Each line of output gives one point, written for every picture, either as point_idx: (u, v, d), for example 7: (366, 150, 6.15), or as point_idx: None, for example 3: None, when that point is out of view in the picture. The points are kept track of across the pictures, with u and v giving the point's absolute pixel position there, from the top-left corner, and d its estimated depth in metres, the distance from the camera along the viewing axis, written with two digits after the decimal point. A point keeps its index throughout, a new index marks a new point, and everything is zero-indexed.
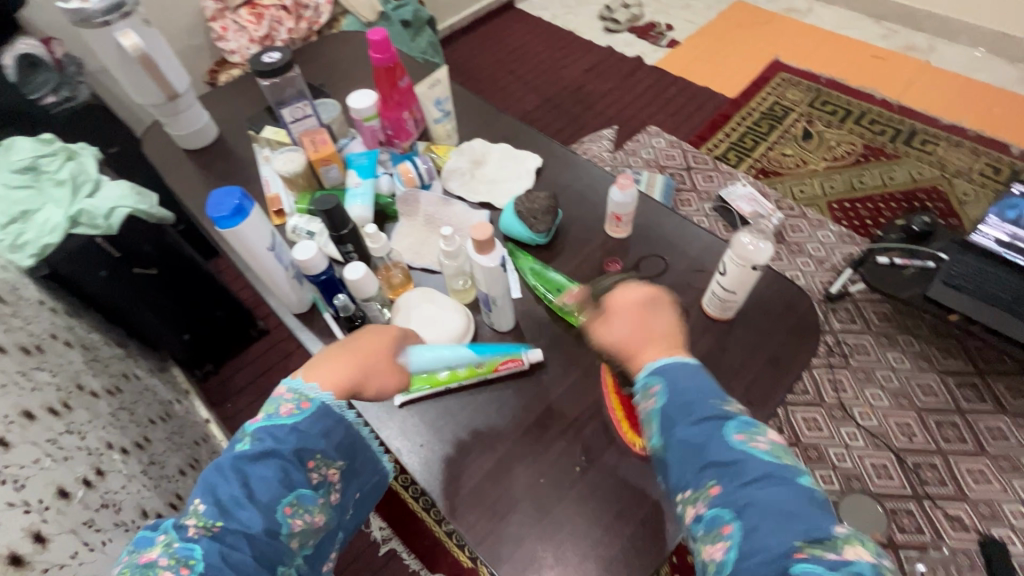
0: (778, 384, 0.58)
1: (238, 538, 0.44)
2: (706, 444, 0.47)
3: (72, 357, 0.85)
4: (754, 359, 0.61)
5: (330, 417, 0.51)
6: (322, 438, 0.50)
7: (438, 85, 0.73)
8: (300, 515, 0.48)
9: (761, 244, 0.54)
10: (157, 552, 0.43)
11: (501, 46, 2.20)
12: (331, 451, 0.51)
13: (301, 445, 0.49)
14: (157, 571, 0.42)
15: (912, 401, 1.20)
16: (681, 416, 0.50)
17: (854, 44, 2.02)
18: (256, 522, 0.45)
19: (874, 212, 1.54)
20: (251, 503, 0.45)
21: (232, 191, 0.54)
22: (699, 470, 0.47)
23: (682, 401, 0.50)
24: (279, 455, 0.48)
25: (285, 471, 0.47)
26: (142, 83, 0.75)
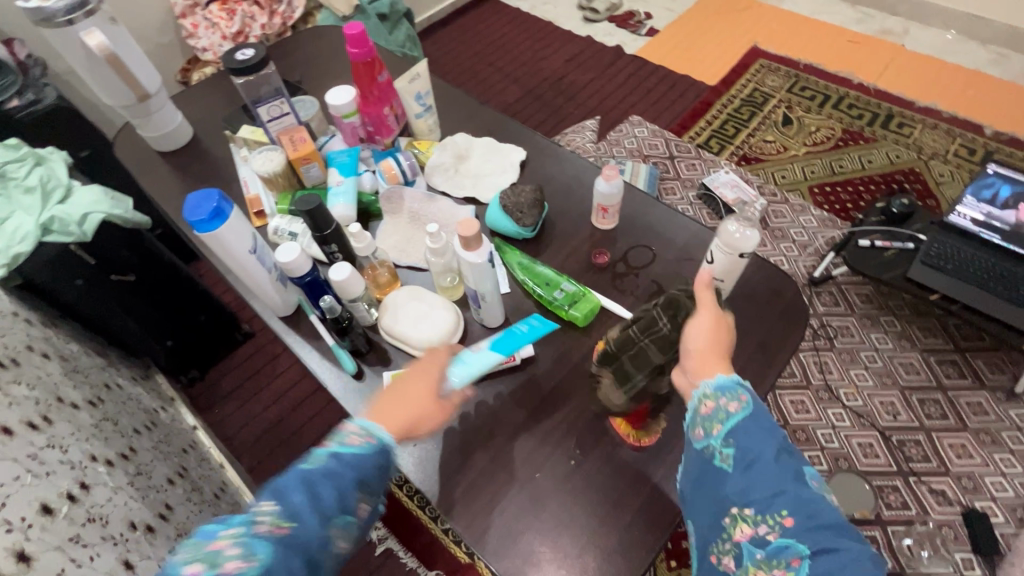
0: (767, 369, 0.59)
1: (295, 549, 0.44)
2: (785, 471, 0.47)
3: (51, 368, 0.83)
4: (744, 346, 0.61)
5: (389, 457, 0.52)
6: (375, 472, 0.51)
7: (418, 79, 0.72)
8: (342, 538, 0.48)
9: (748, 231, 0.53)
10: (223, 541, 0.42)
11: (481, 38, 2.18)
12: (379, 486, 0.52)
13: (363, 477, 0.49)
14: (222, 560, 0.41)
15: (896, 380, 1.22)
16: (763, 435, 0.49)
17: (830, 29, 2.04)
18: (313, 535, 0.45)
19: (855, 196, 1.56)
20: (315, 515, 0.46)
21: (210, 192, 0.52)
22: (773, 494, 0.46)
23: (762, 423, 0.49)
24: (343, 479, 0.48)
25: (344, 494, 0.48)
26: (111, 84, 0.73)
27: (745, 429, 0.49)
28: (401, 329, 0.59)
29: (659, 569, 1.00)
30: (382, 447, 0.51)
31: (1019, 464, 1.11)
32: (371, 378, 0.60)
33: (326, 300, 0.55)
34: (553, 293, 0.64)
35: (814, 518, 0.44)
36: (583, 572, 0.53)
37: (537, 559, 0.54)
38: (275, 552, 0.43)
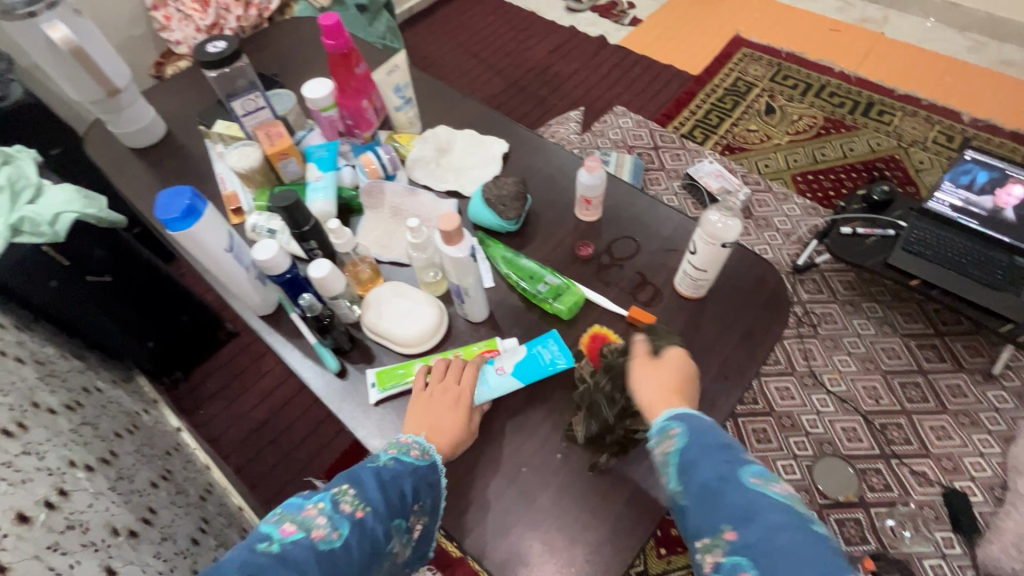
0: (751, 359, 0.59)
1: (365, 538, 0.46)
2: (723, 486, 0.46)
3: (26, 373, 0.81)
4: (728, 336, 0.61)
5: (435, 477, 0.52)
6: (435, 487, 0.52)
7: (396, 71, 0.70)
8: (399, 542, 0.49)
9: (730, 221, 0.53)
10: (311, 513, 0.46)
11: (463, 29, 2.15)
12: (430, 504, 0.52)
13: (420, 486, 0.50)
14: (313, 526, 0.45)
15: (878, 365, 1.24)
16: (700, 456, 0.48)
17: (811, 18, 2.05)
18: (379, 529, 0.47)
19: (837, 183, 1.58)
20: (385, 508, 0.48)
21: (182, 190, 0.51)
22: (716, 516, 0.45)
23: (699, 445, 0.49)
24: (410, 484, 0.50)
25: (407, 499, 0.49)
26: (79, 78, 0.70)
27: (683, 457, 0.49)
28: (384, 325, 0.59)
29: (649, 557, 1.01)
30: (433, 464, 0.52)
31: (997, 444, 1.13)
32: (355, 375, 0.59)
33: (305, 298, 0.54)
34: (537, 286, 0.63)
35: (755, 528, 0.43)
36: (572, 565, 0.53)
37: (525, 553, 0.54)
38: (352, 532, 0.45)
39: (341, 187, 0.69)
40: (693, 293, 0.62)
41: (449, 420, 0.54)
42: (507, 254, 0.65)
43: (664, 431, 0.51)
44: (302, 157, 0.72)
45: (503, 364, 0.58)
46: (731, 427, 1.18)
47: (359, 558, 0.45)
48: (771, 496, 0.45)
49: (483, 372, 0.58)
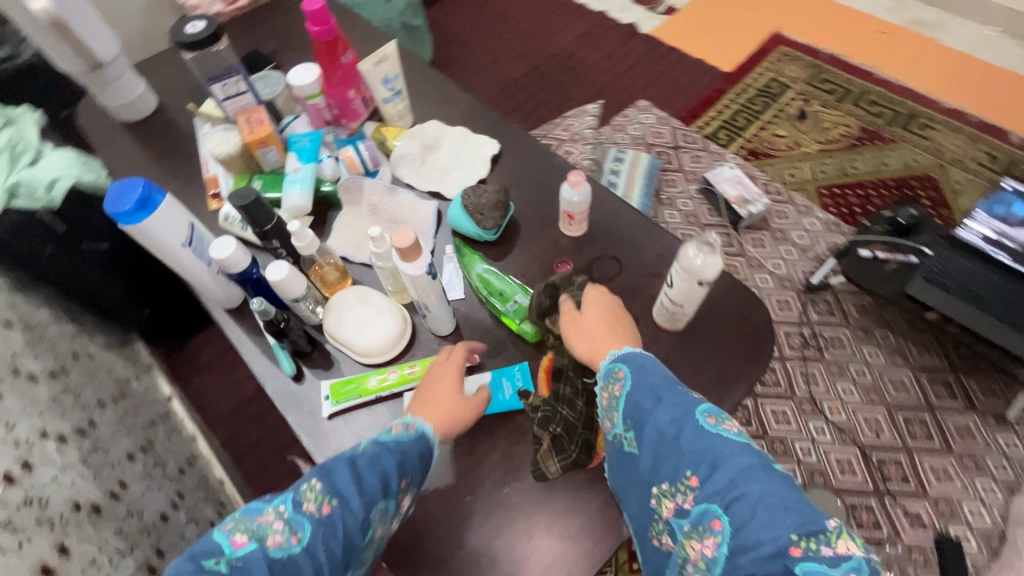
0: (722, 401, 0.56)
1: (333, 531, 0.45)
2: (681, 437, 0.48)
3: (12, 338, 0.82)
4: (702, 373, 0.58)
5: (424, 449, 0.51)
6: (419, 461, 0.51)
7: (386, 61, 0.67)
8: (381, 524, 0.49)
9: (713, 258, 0.49)
10: (271, 516, 0.45)
11: (491, 7, 2.08)
12: (417, 478, 0.51)
13: (401, 463, 0.49)
14: (270, 532, 0.44)
15: (883, 397, 1.19)
16: (649, 405, 0.51)
17: (860, 17, 1.92)
18: (353, 516, 0.46)
19: (864, 200, 1.49)
20: (358, 495, 0.47)
21: (134, 182, 0.49)
22: (676, 465, 0.48)
23: (652, 392, 0.51)
24: (385, 464, 0.49)
25: (384, 481, 0.48)
26: (63, 51, 0.69)
27: (632, 407, 0.51)
28: (345, 333, 0.56)
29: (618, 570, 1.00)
30: (426, 442, 0.52)
31: (1000, 492, 1.08)
32: (311, 380, 0.57)
33: (258, 301, 0.52)
34: (508, 304, 0.61)
35: (719, 475, 0.45)
36: None
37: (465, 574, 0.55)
38: (314, 532, 0.44)
39: (320, 180, 0.67)
40: (671, 324, 0.58)
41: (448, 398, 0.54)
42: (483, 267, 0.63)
43: (612, 377, 0.53)
44: (285, 145, 0.70)
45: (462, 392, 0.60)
46: None
47: (330, 551, 0.44)
48: (725, 436, 0.48)
49: None
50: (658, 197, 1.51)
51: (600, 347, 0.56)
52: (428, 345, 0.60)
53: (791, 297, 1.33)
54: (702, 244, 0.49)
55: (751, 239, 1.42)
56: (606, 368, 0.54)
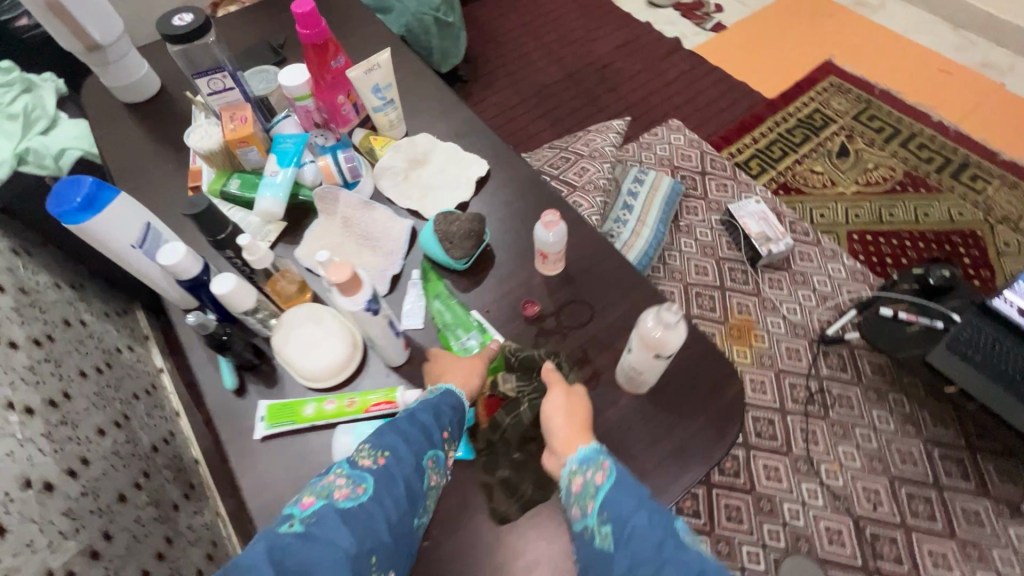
0: (673, 480, 0.52)
1: (393, 481, 0.44)
2: (667, 539, 0.42)
3: (1, 302, 0.84)
4: (657, 446, 0.53)
5: (458, 400, 0.53)
6: (455, 414, 0.52)
7: (377, 70, 0.65)
8: (434, 473, 0.49)
9: (671, 330, 0.46)
10: (329, 479, 0.44)
11: (534, 8, 2.04)
12: (458, 429, 0.52)
13: (440, 411, 0.50)
14: (334, 491, 0.42)
15: (887, 467, 1.11)
16: (633, 501, 0.45)
17: (922, 53, 1.80)
18: (407, 464, 0.46)
19: (897, 251, 1.40)
20: (405, 447, 0.47)
21: (82, 178, 0.49)
22: (659, 565, 0.41)
23: (629, 488, 0.46)
24: (425, 418, 0.49)
25: (428, 429, 0.49)
26: (62, 29, 0.68)
27: (615, 498, 0.45)
28: (291, 353, 0.54)
29: None
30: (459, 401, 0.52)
31: None
32: (253, 396, 0.55)
33: (198, 313, 0.50)
34: (457, 342, 0.58)
35: None
36: None
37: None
38: (377, 481, 0.44)
39: (298, 185, 0.65)
40: (633, 387, 0.55)
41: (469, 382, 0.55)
42: (442, 299, 0.60)
43: (592, 463, 0.48)
44: (269, 145, 0.68)
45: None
46: (702, 497, 1.09)
47: (396, 500, 0.43)
48: (700, 553, 0.42)
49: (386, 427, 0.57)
50: (676, 224, 1.44)
51: (578, 430, 0.51)
52: (377, 375, 0.57)
53: (802, 346, 1.25)
54: (660, 314, 0.46)
55: (769, 279, 1.35)
56: (588, 453, 0.49)
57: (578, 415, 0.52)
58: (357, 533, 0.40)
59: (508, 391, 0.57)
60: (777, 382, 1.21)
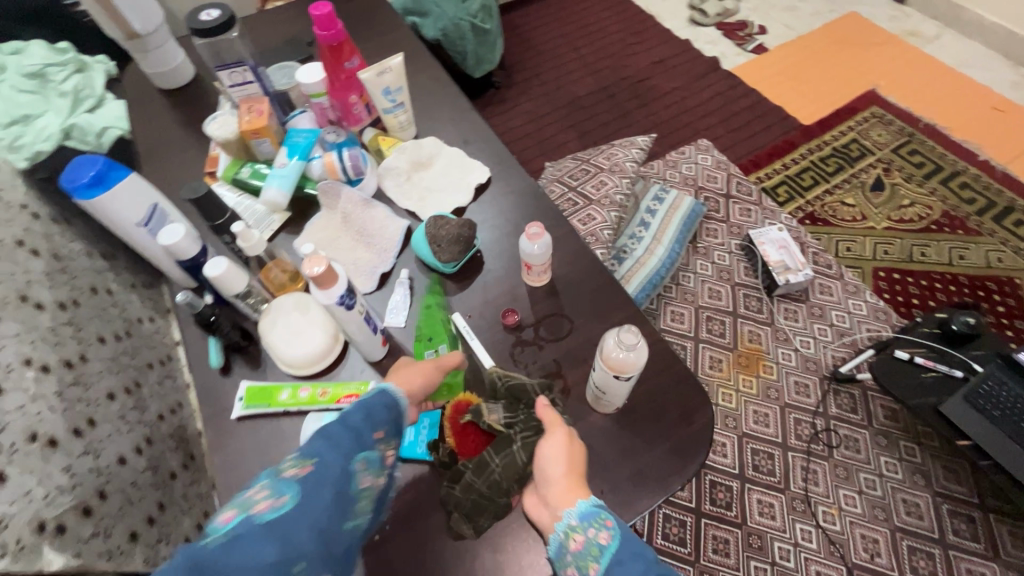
0: (629, 504, 0.52)
1: (322, 485, 0.43)
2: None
3: (34, 265, 0.90)
4: (617, 467, 0.53)
5: (391, 399, 0.53)
6: (388, 414, 0.52)
7: (387, 73, 0.66)
8: (367, 476, 0.48)
9: (633, 351, 0.48)
10: (252, 492, 0.42)
11: (574, 19, 2.04)
12: (391, 429, 0.52)
13: (369, 412, 0.50)
14: (254, 503, 0.41)
15: (889, 516, 1.06)
16: (639, 564, 0.46)
17: (975, 88, 1.72)
18: (335, 466, 0.45)
19: (926, 292, 1.34)
20: (335, 450, 0.46)
21: (96, 158, 0.53)
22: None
23: (633, 550, 0.46)
24: (355, 420, 0.49)
25: (358, 430, 0.49)
26: (106, 16, 0.73)
27: (621, 562, 0.46)
28: (274, 339, 0.56)
29: None
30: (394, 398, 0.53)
31: None
32: (236, 377, 0.58)
33: (187, 292, 0.55)
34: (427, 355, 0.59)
35: None
36: None
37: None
38: (303, 486, 0.43)
39: (305, 178, 0.68)
40: (599, 406, 0.55)
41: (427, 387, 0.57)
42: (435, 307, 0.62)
43: (594, 520, 0.48)
44: (282, 137, 0.71)
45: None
46: (690, 525, 1.07)
47: (325, 502, 0.42)
48: None
49: None
50: (693, 245, 1.42)
51: (575, 482, 0.50)
52: (354, 368, 0.59)
53: (812, 382, 1.21)
54: (622, 334, 0.48)
55: (784, 310, 1.31)
56: (589, 508, 0.48)
57: (576, 464, 0.50)
58: (281, 539, 0.39)
59: (495, 424, 0.55)
60: (782, 417, 1.17)
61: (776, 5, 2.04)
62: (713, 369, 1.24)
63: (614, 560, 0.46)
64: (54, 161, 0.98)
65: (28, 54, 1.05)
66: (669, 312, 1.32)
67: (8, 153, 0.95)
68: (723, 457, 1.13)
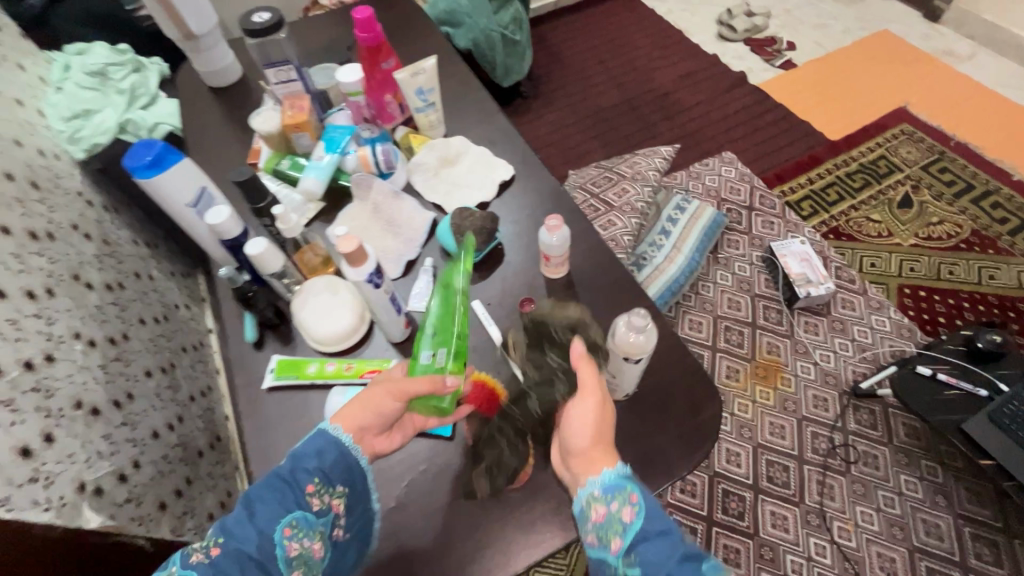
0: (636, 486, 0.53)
1: (230, 562, 0.45)
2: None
3: (86, 249, 0.96)
4: (624, 451, 0.55)
5: (329, 440, 0.52)
6: (321, 460, 0.52)
7: (421, 74, 0.71)
8: (298, 538, 0.48)
9: (641, 334, 0.51)
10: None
11: (602, 33, 2.09)
12: (329, 476, 0.52)
13: (297, 466, 0.51)
14: None
15: (908, 536, 1.04)
16: (664, 545, 0.44)
17: (1010, 108, 1.69)
18: (249, 539, 0.46)
19: (953, 311, 1.31)
20: (248, 521, 0.47)
21: (155, 142, 0.58)
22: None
23: (658, 525, 0.45)
24: (280, 479, 0.50)
25: (283, 490, 0.49)
26: (166, 19, 0.80)
27: (645, 539, 0.44)
28: (305, 317, 0.60)
29: None
30: (333, 438, 0.53)
31: None
32: (268, 352, 0.62)
33: (229, 269, 0.58)
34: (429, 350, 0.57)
35: None
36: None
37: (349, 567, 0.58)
38: (207, 569, 0.43)
39: (340, 171, 0.72)
40: (608, 392, 0.58)
41: (390, 414, 0.54)
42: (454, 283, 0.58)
43: (616, 493, 0.47)
44: (320, 132, 0.75)
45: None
46: (700, 532, 1.06)
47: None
48: None
49: None
50: (714, 255, 1.42)
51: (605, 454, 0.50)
52: (378, 348, 0.62)
53: (831, 397, 1.20)
54: (631, 318, 0.51)
55: (804, 323, 1.30)
56: (614, 481, 0.48)
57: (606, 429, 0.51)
58: None
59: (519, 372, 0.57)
60: (799, 430, 1.16)
61: (806, 22, 2.05)
62: (730, 378, 1.24)
63: (636, 533, 0.45)
64: (109, 152, 1.05)
65: (92, 55, 1.14)
66: (688, 320, 1.32)
67: (69, 144, 1.02)
68: (737, 467, 1.13)
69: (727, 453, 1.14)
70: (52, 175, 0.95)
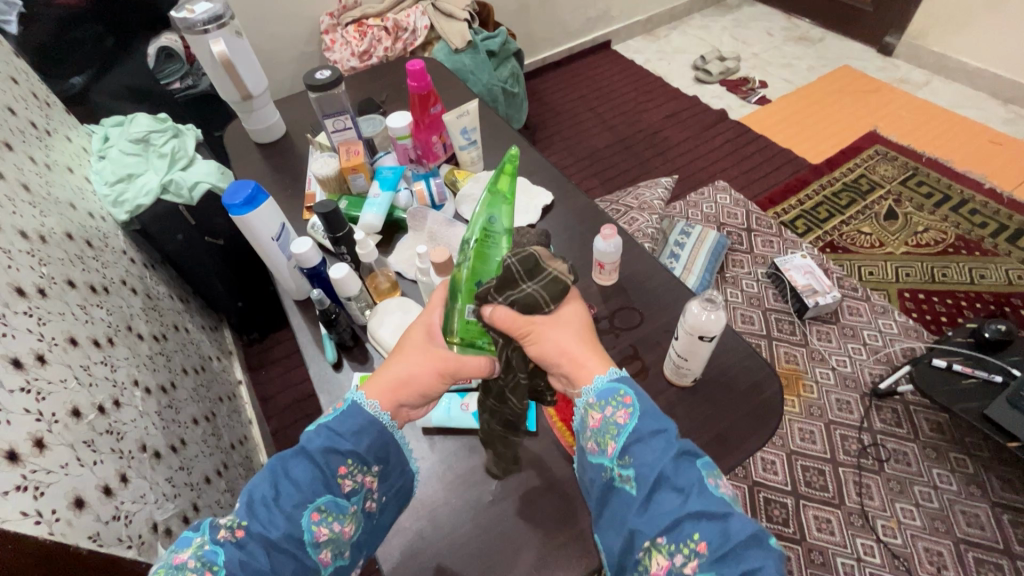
0: (719, 462, 0.60)
1: (259, 544, 0.45)
2: (691, 486, 0.42)
3: (133, 303, 1.00)
4: (700, 433, 0.63)
5: (362, 417, 0.51)
6: (354, 440, 0.50)
7: (465, 115, 0.80)
8: (327, 523, 0.48)
9: (712, 315, 0.58)
10: (188, 554, 0.44)
11: (588, 83, 2.25)
12: (364, 456, 0.50)
13: (329, 445, 0.49)
14: (185, 573, 0.43)
15: (950, 528, 1.06)
16: (657, 445, 0.45)
17: (968, 125, 1.86)
18: (276, 527, 0.45)
19: (952, 309, 1.39)
20: (275, 506, 0.46)
21: (245, 185, 0.67)
22: (679, 518, 0.41)
23: (651, 427, 0.46)
24: (311, 458, 0.48)
25: (314, 471, 0.48)
26: (227, 83, 0.89)
27: (638, 440, 0.45)
28: (382, 333, 0.68)
29: None
30: (371, 416, 0.51)
31: None
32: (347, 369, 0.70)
33: (318, 291, 0.66)
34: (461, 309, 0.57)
35: (725, 548, 0.39)
36: None
37: (455, 564, 0.60)
38: (233, 556, 0.44)
39: (394, 206, 0.80)
40: (679, 380, 0.66)
41: (436, 392, 0.54)
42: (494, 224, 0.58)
43: (610, 396, 0.48)
44: (372, 173, 0.85)
45: (469, 401, 0.70)
46: None
47: (263, 567, 0.44)
48: (719, 496, 0.42)
49: (451, 404, 0.70)
50: (722, 275, 1.49)
51: (591, 359, 0.50)
52: None
53: (853, 399, 1.24)
54: (703, 302, 0.59)
55: (817, 331, 1.36)
56: (607, 387, 0.48)
57: (574, 333, 0.51)
58: None
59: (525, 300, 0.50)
60: (827, 433, 1.19)
61: (773, 62, 2.24)
62: None
63: (627, 436, 0.46)
64: (152, 212, 1.10)
65: (135, 123, 1.19)
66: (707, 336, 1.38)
67: (113, 206, 1.08)
68: (774, 475, 1.15)
69: (763, 462, 1.16)
70: (102, 235, 1.01)
